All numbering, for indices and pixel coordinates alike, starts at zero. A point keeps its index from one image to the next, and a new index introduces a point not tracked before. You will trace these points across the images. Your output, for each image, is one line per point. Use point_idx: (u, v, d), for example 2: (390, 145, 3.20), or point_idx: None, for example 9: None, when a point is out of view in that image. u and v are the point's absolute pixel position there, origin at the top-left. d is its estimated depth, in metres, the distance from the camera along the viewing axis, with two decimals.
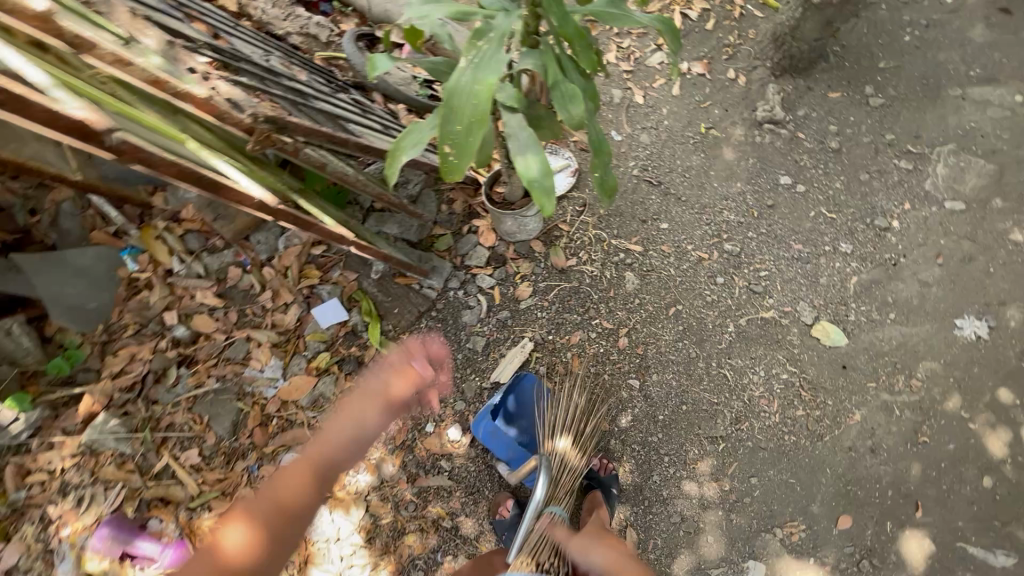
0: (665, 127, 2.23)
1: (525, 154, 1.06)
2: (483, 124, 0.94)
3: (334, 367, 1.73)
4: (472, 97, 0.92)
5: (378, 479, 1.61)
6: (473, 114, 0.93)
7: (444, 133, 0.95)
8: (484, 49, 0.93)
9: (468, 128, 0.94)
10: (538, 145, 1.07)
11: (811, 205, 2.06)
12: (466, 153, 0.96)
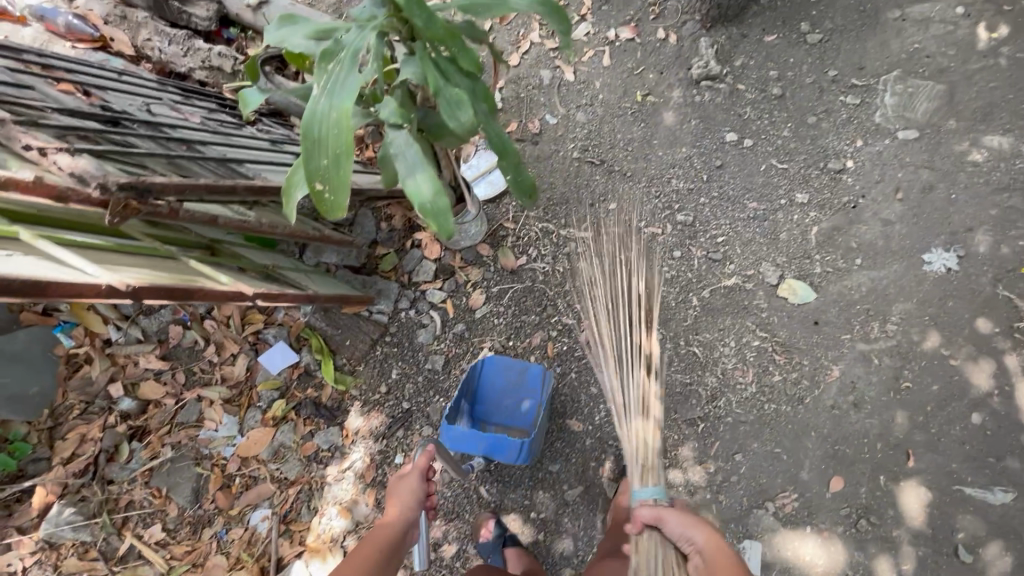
0: (601, 101, 2.12)
1: (414, 175, 0.96)
2: (349, 153, 0.84)
3: (291, 414, 1.65)
4: (331, 126, 0.83)
5: (352, 522, 1.53)
6: (335, 145, 0.84)
7: (310, 168, 0.85)
8: (336, 71, 0.83)
9: (335, 160, 0.85)
10: (427, 161, 0.97)
11: (761, 158, 1.97)
12: (339, 187, 0.86)
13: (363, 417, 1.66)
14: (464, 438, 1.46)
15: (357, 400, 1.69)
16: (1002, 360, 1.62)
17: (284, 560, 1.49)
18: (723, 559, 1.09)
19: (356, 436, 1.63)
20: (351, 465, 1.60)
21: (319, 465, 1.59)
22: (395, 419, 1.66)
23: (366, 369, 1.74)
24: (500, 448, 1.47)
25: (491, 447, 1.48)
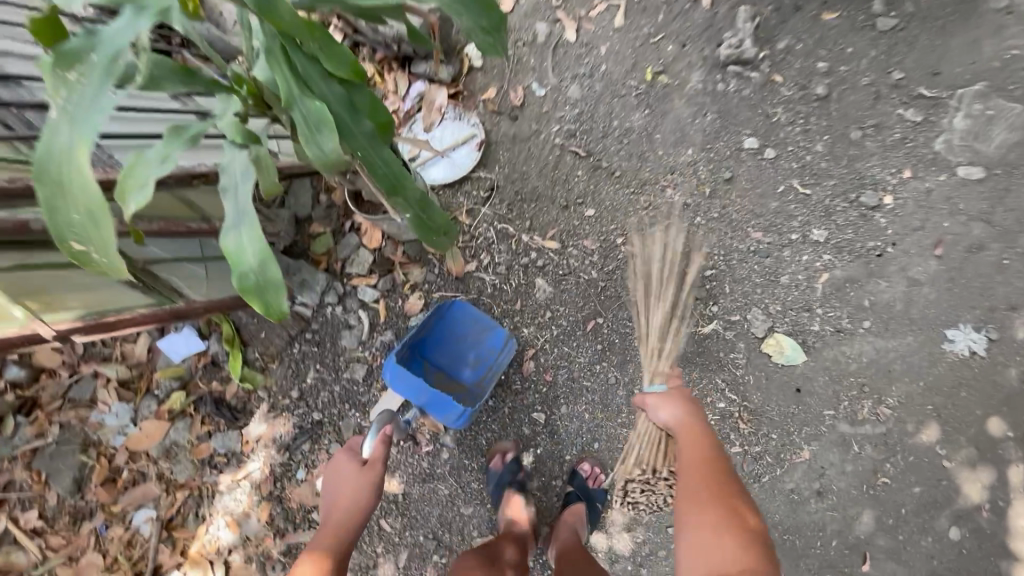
0: (602, 73, 1.71)
1: (236, 227, 0.70)
2: (100, 208, 0.60)
3: (189, 409, 1.50)
4: (72, 170, 0.59)
5: (241, 536, 1.43)
6: (81, 196, 0.60)
7: (59, 222, 0.62)
8: (79, 92, 0.59)
9: (88, 217, 0.61)
10: (255, 209, 0.71)
11: (781, 176, 1.61)
12: (105, 248, 0.63)
13: (266, 424, 1.50)
14: (407, 385, 1.34)
15: (263, 402, 1.52)
16: (1005, 471, 1.38)
17: (162, 568, 1.40)
18: (697, 453, 1.09)
19: (256, 444, 1.48)
20: (246, 476, 1.46)
21: (213, 470, 1.46)
22: (302, 431, 1.50)
23: (279, 368, 1.54)
24: (438, 409, 1.37)
25: (428, 404, 1.37)
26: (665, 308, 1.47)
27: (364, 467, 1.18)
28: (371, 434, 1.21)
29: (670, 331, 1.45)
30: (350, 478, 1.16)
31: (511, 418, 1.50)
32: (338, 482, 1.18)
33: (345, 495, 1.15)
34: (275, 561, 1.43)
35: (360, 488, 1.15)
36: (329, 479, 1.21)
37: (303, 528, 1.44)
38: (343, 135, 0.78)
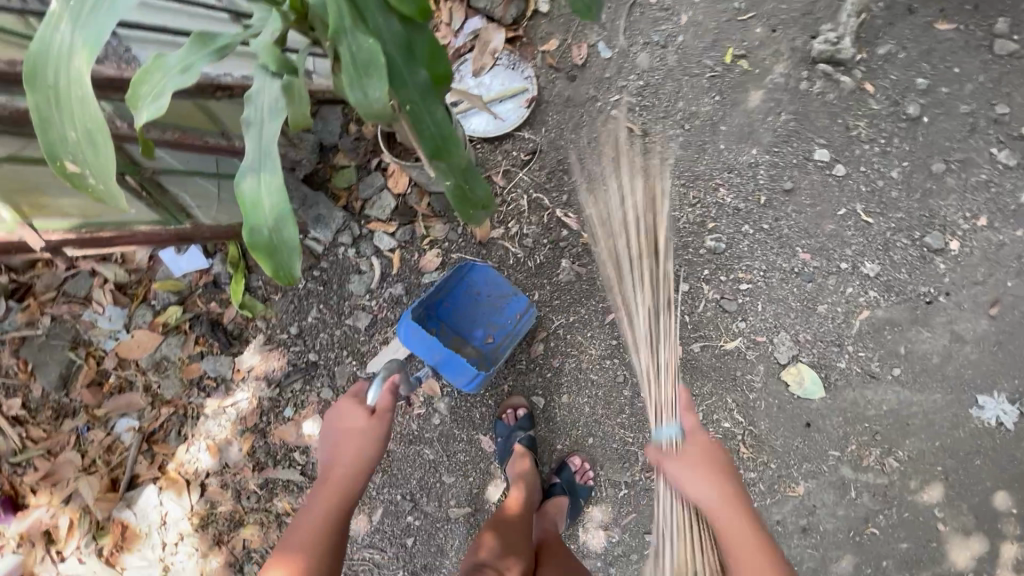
0: (678, 45, 1.56)
1: (253, 171, 0.60)
2: (99, 125, 0.58)
3: (184, 326, 1.45)
4: (78, 85, 0.58)
5: (219, 463, 1.41)
6: (83, 111, 0.58)
7: (57, 142, 0.60)
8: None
9: (87, 137, 0.59)
10: (279, 152, 0.60)
11: (845, 198, 1.48)
12: (101, 176, 0.61)
13: (260, 356, 1.46)
14: (420, 341, 1.30)
15: (260, 333, 1.47)
16: (997, 544, 1.35)
17: (138, 479, 1.39)
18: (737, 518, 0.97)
19: (248, 374, 1.44)
20: (233, 404, 1.43)
21: (200, 392, 1.43)
22: (295, 369, 1.45)
23: (280, 300, 1.48)
24: (452, 369, 1.31)
25: (442, 364, 1.33)
26: (650, 303, 1.20)
27: (373, 418, 1.07)
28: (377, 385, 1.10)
29: (654, 328, 1.19)
30: (354, 430, 1.06)
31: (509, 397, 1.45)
32: (338, 434, 1.07)
33: (347, 451, 1.04)
34: (250, 492, 1.40)
35: (366, 444, 1.05)
36: (328, 427, 1.10)
37: (283, 465, 1.42)
38: (394, 80, 0.67)
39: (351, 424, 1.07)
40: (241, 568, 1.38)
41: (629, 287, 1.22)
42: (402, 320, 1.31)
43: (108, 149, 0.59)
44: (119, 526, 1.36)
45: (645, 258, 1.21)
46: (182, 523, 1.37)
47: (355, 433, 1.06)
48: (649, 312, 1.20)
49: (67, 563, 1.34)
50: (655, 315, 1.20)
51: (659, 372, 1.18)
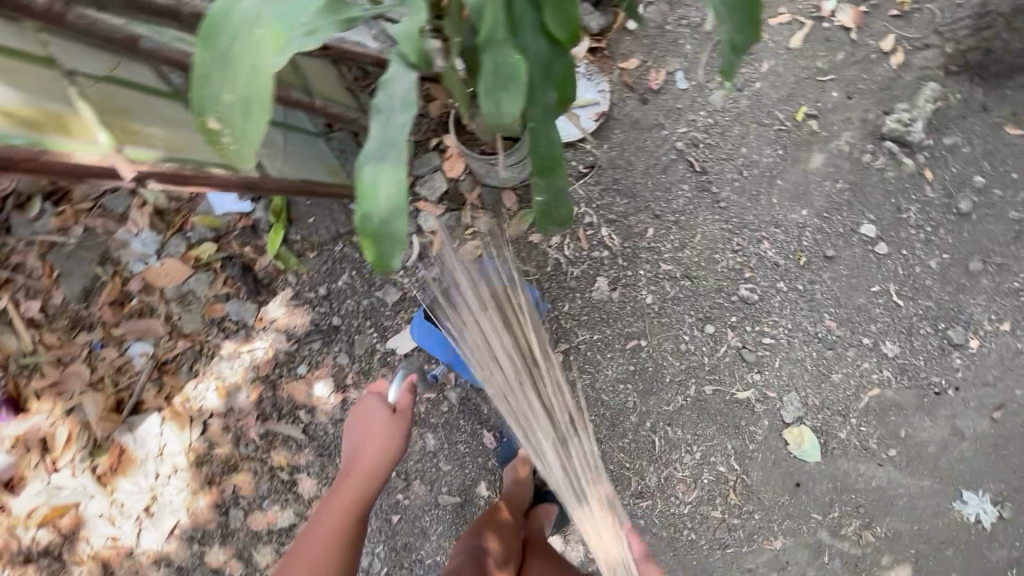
0: (753, 91, 1.57)
1: (377, 160, 0.60)
2: (263, 96, 0.53)
3: (215, 265, 1.44)
4: (256, 48, 0.53)
5: (225, 406, 1.41)
6: (250, 75, 0.53)
7: (203, 92, 0.54)
8: None
9: (239, 99, 0.54)
10: (405, 145, 0.61)
11: (880, 276, 1.51)
12: (237, 138, 0.55)
13: (285, 309, 1.46)
14: (430, 341, 1.36)
15: (288, 287, 1.46)
16: None
17: (142, 406, 1.39)
18: None
19: (269, 325, 1.45)
20: (249, 351, 1.43)
21: (219, 333, 1.43)
22: (316, 330, 1.46)
23: (314, 259, 1.47)
24: (464, 366, 1.38)
25: (454, 360, 1.39)
26: (556, 438, 1.27)
27: (394, 416, 1.09)
28: (397, 381, 1.13)
29: (567, 462, 1.27)
30: (375, 432, 1.08)
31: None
32: (361, 429, 1.10)
33: (368, 450, 1.08)
34: (249, 440, 1.42)
35: (383, 445, 1.07)
36: (353, 423, 1.14)
37: (286, 421, 1.43)
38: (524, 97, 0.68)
39: (373, 421, 1.10)
40: (227, 511, 1.40)
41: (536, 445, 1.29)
42: (416, 318, 1.39)
43: (263, 119, 0.54)
44: (116, 448, 1.37)
45: (530, 384, 1.28)
46: (177, 457, 1.38)
47: (374, 432, 1.09)
48: (558, 450, 1.27)
49: (59, 474, 1.36)
50: (569, 446, 1.28)
51: (580, 492, 1.25)
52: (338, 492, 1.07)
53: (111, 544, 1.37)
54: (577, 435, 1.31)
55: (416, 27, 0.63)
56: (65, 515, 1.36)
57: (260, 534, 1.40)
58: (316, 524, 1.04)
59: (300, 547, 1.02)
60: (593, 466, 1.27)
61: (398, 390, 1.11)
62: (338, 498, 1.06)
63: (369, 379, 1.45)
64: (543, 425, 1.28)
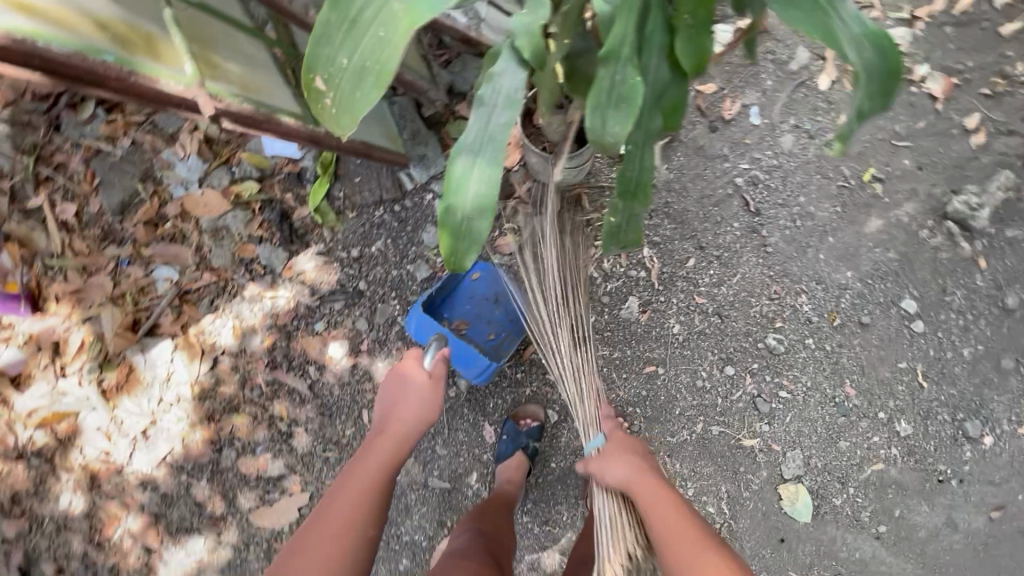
0: (824, 141, 1.53)
1: (471, 155, 0.60)
2: (380, 77, 0.59)
3: (254, 205, 1.43)
4: (383, 28, 0.58)
5: (238, 346, 1.41)
6: (373, 53, 0.59)
7: (323, 53, 0.60)
8: None
9: (357, 70, 0.60)
10: (502, 146, 0.60)
11: (910, 354, 1.49)
12: (343, 106, 0.61)
13: (314, 264, 1.45)
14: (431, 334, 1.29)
15: (322, 241, 1.45)
16: None
17: (158, 329, 1.39)
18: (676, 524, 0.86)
19: (295, 275, 1.44)
20: (272, 297, 1.43)
21: (245, 273, 1.42)
22: (341, 290, 1.45)
23: (353, 219, 1.46)
24: (467, 359, 1.31)
25: (453, 356, 1.31)
26: (572, 341, 1.21)
27: (431, 378, 1.03)
28: (431, 348, 1.08)
29: (575, 362, 1.21)
30: (411, 394, 1.02)
31: (527, 403, 1.45)
32: (395, 395, 1.03)
33: (401, 412, 1.00)
34: (255, 385, 1.42)
35: (420, 406, 1.00)
36: (385, 390, 1.06)
37: (295, 374, 1.43)
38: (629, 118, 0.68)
39: (409, 386, 1.03)
40: (220, 449, 1.41)
41: (547, 354, 1.24)
42: (414, 313, 1.30)
43: (371, 94, 0.60)
44: (125, 366, 1.38)
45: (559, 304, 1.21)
46: (182, 387, 1.39)
47: (410, 395, 1.02)
48: (569, 350, 1.21)
49: (66, 381, 1.37)
50: (571, 367, 1.20)
51: (583, 398, 1.18)
52: (369, 453, 0.95)
53: (102, 458, 1.38)
54: (589, 352, 1.24)
55: (536, 25, 0.60)
56: (63, 421, 1.37)
57: (248, 478, 1.41)
58: (342, 483, 0.91)
59: (322, 509, 0.88)
60: (592, 381, 1.19)
61: (434, 356, 1.06)
62: (368, 457, 0.94)
63: (383, 350, 1.44)
64: (563, 322, 1.21)
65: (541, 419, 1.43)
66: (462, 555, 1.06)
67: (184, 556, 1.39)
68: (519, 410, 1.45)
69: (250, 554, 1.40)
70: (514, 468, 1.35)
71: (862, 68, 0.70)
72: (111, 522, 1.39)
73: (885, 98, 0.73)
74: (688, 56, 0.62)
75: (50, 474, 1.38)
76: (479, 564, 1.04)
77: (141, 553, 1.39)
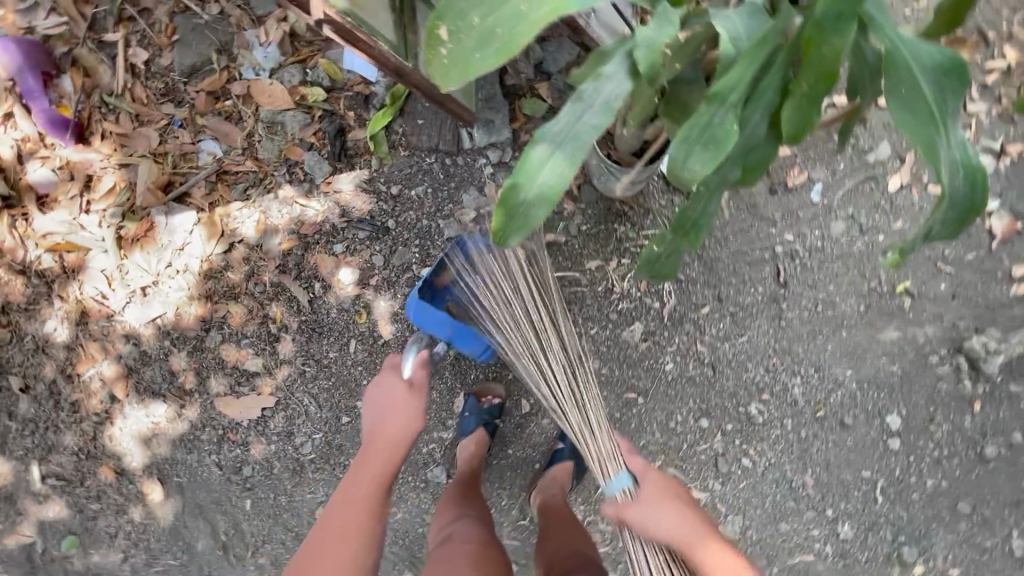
0: (872, 239, 1.53)
1: (551, 145, 0.60)
2: (504, 47, 0.61)
3: (315, 111, 1.43)
4: (524, 5, 0.60)
5: (256, 240, 1.44)
6: (505, 22, 0.61)
7: (458, 5, 0.60)
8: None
9: (484, 33, 0.61)
10: (583, 147, 0.61)
11: (877, 466, 1.51)
12: (456, 60, 0.61)
13: (353, 187, 1.46)
14: (432, 319, 1.33)
15: (366, 169, 1.46)
16: None
17: (187, 198, 1.41)
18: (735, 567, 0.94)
19: (331, 192, 1.45)
20: (303, 205, 1.44)
21: (285, 174, 1.43)
22: (369, 221, 1.46)
23: (403, 158, 1.47)
24: (466, 339, 1.38)
25: (452, 337, 1.39)
26: (567, 363, 1.24)
27: (412, 387, 1.15)
28: (410, 355, 1.19)
29: (574, 382, 1.23)
30: (398, 404, 1.11)
31: (491, 379, 1.49)
32: (380, 408, 1.12)
33: (390, 421, 1.10)
34: (259, 282, 1.44)
35: (407, 415, 1.10)
36: (370, 404, 1.15)
37: (300, 284, 1.45)
38: None
39: (395, 399, 1.12)
40: (208, 329, 1.44)
41: (544, 378, 1.25)
42: (410, 302, 1.33)
43: (489, 59, 0.61)
44: (147, 222, 1.40)
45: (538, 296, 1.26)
46: (192, 260, 1.41)
47: (394, 406, 1.12)
48: (565, 371, 1.23)
49: (87, 217, 1.40)
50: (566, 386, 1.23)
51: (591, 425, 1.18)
52: (365, 465, 1.06)
53: (98, 300, 1.41)
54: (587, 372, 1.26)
55: (659, 44, 0.61)
56: (72, 253, 1.40)
57: (225, 365, 1.45)
58: (346, 496, 1.03)
59: (331, 521, 0.99)
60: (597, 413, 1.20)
61: (412, 364, 1.17)
62: (366, 469, 1.05)
63: (390, 290, 1.46)
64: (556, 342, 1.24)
65: (501, 396, 1.48)
66: (464, 538, 1.10)
67: (143, 414, 1.45)
68: (483, 386, 1.48)
69: (203, 432, 1.46)
70: (476, 444, 1.38)
71: (948, 195, 0.70)
72: (87, 361, 1.43)
73: (957, 227, 0.74)
74: (790, 122, 0.62)
75: (45, 298, 1.41)
76: (479, 545, 1.09)
77: (105, 399, 1.44)
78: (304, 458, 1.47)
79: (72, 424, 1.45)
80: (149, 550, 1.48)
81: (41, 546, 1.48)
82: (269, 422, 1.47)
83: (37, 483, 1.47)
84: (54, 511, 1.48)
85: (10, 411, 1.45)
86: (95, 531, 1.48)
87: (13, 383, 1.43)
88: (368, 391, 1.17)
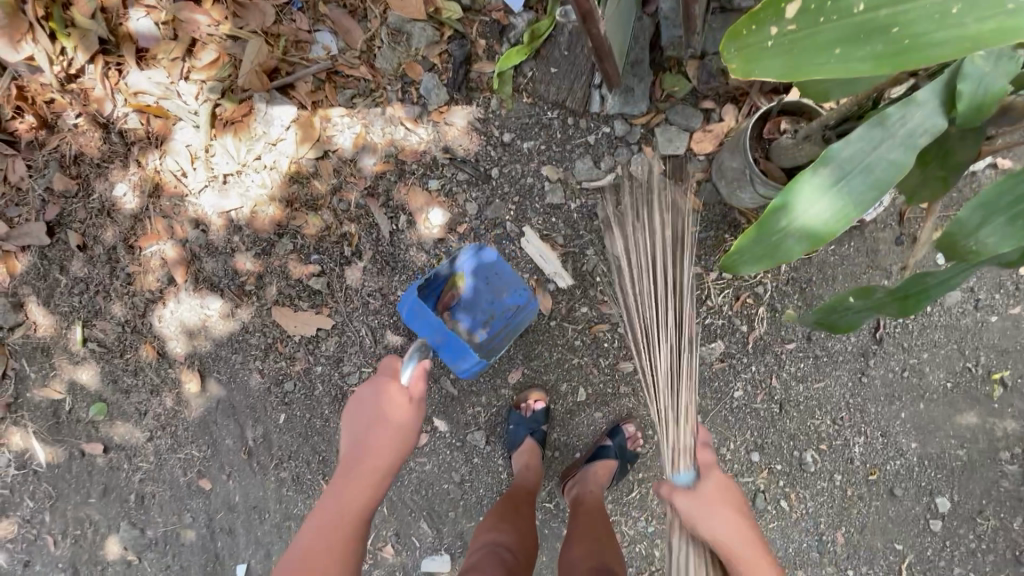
0: (984, 318, 1.43)
1: (832, 192, 0.64)
2: (887, 51, 0.51)
3: (445, 31, 1.31)
4: (959, 7, 0.49)
5: (351, 154, 1.34)
6: (910, 20, 0.50)
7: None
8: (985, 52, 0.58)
9: (864, 28, 0.52)
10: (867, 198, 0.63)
11: (912, 543, 1.48)
12: (790, 47, 0.55)
13: (464, 124, 1.34)
14: (420, 323, 1.22)
15: (483, 107, 1.34)
16: None
17: (291, 92, 1.32)
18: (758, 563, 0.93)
19: (440, 122, 1.34)
20: (408, 129, 1.33)
21: (399, 90, 1.32)
22: (472, 165, 1.35)
23: (524, 105, 1.34)
24: (453, 350, 1.25)
25: (441, 347, 1.25)
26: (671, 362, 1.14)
27: (411, 401, 1.04)
28: (410, 363, 1.05)
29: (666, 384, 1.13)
30: (386, 423, 1.01)
31: (531, 386, 1.43)
32: (373, 416, 1.02)
33: (381, 439, 1.01)
34: (345, 199, 1.35)
35: (396, 433, 1.01)
36: (360, 405, 1.05)
37: (385, 212, 1.36)
38: None
39: (390, 409, 1.02)
40: (279, 234, 1.36)
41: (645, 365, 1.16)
42: (408, 296, 1.21)
43: (852, 62, 0.53)
44: (246, 106, 1.32)
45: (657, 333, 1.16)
46: (282, 159, 1.33)
47: (387, 415, 1.02)
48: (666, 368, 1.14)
49: (185, 85, 1.31)
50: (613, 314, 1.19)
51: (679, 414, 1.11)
52: (347, 486, 0.98)
53: (176, 176, 1.34)
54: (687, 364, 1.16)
55: (986, 91, 0.59)
56: (160, 119, 1.33)
57: (289, 276, 1.37)
58: (326, 507, 0.98)
59: (314, 541, 0.94)
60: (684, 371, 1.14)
61: (412, 375, 1.04)
62: (347, 495, 0.98)
63: (476, 241, 1.37)
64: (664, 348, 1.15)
65: (545, 401, 1.42)
66: (502, 559, 1.10)
67: (196, 304, 1.39)
68: (519, 396, 1.42)
69: (253, 337, 1.40)
70: (528, 455, 1.37)
71: None
72: (151, 235, 1.36)
73: None
74: None
75: (121, 159, 1.34)
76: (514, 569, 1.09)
77: (161, 279, 1.38)
78: (347, 388, 1.41)
79: (124, 295, 1.39)
80: (174, 437, 1.46)
81: (69, 406, 1.46)
82: (320, 343, 1.40)
83: (77, 344, 1.43)
84: (87, 375, 1.45)
85: (62, 265, 1.39)
86: (124, 405, 1.45)
87: (70, 239, 1.37)
88: (363, 391, 1.06)
